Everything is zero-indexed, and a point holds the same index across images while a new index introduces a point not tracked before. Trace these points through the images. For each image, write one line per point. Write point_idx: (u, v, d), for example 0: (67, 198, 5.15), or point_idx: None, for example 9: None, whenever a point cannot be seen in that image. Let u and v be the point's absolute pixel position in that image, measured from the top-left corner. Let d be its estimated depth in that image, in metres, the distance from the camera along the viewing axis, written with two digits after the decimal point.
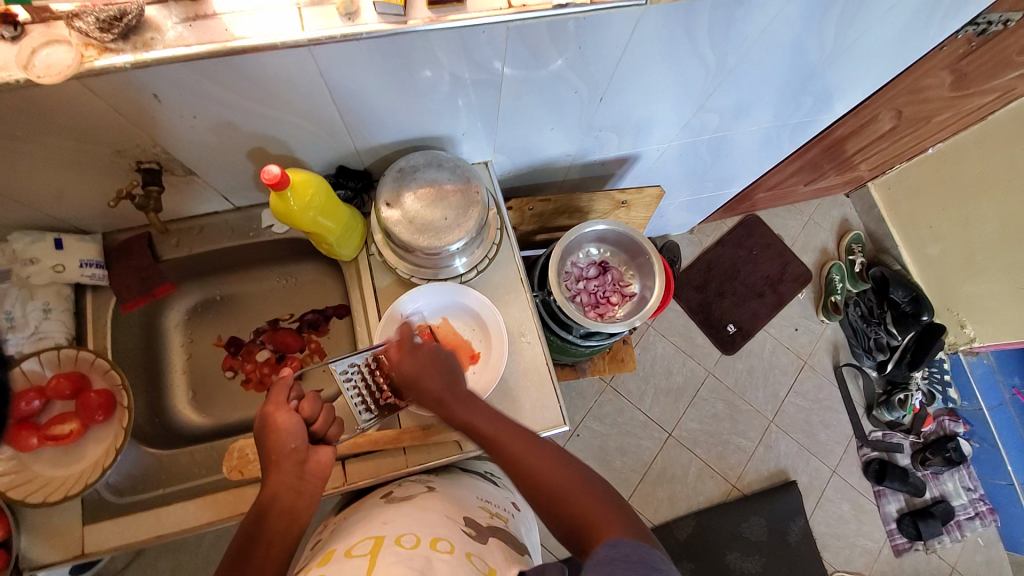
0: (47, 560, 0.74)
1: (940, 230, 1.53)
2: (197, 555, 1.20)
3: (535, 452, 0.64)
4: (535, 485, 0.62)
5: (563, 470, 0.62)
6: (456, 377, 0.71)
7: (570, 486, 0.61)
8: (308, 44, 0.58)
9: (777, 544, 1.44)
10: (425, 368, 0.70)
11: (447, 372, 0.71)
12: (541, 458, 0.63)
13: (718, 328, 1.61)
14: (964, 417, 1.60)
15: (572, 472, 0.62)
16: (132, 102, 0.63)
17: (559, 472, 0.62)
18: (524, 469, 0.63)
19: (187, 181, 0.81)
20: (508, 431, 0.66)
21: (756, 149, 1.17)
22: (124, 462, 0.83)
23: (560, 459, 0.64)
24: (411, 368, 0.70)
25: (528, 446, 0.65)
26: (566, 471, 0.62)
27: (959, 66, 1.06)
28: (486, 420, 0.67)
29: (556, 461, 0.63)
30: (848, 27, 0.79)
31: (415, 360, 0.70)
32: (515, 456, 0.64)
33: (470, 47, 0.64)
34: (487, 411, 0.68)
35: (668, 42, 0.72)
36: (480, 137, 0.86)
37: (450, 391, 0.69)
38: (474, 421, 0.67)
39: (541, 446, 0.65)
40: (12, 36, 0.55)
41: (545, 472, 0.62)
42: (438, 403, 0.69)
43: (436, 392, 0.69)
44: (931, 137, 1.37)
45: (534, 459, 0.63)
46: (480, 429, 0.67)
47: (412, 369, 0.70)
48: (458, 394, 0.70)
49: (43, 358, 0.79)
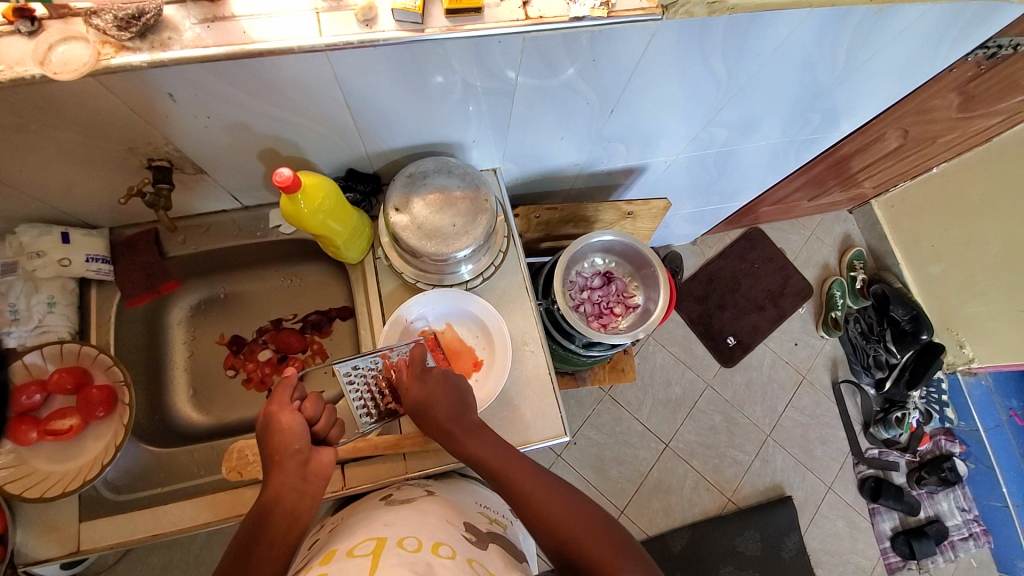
0: (41, 556, 0.74)
1: (941, 249, 1.53)
2: (188, 553, 1.20)
3: (547, 490, 0.64)
4: (546, 521, 0.61)
5: (574, 510, 0.62)
6: (465, 406, 0.71)
7: (580, 524, 0.61)
8: (326, 49, 0.59)
9: (771, 559, 1.44)
10: (435, 394, 0.70)
11: (456, 399, 0.71)
12: (553, 496, 0.63)
13: (717, 341, 1.61)
14: (960, 437, 1.61)
15: (580, 513, 0.62)
16: (148, 101, 0.63)
17: (569, 513, 0.62)
18: (538, 509, 0.62)
19: (196, 179, 0.81)
20: (520, 469, 0.66)
21: (762, 164, 1.17)
22: (122, 460, 0.82)
23: (572, 499, 0.64)
24: (420, 394, 0.70)
25: (541, 488, 0.64)
26: (580, 512, 0.62)
27: (966, 88, 1.06)
28: (499, 457, 0.67)
29: (572, 505, 0.63)
30: (859, 48, 0.80)
31: (423, 388, 0.70)
32: (531, 497, 0.63)
33: (484, 55, 0.65)
34: (496, 447, 0.67)
35: (681, 56, 0.73)
36: (490, 144, 0.86)
37: (456, 422, 0.68)
38: (481, 456, 0.66)
39: (553, 486, 0.65)
40: (29, 31, 0.55)
41: (558, 512, 0.62)
42: (445, 435, 0.68)
43: (440, 420, 0.68)
44: (934, 157, 1.38)
45: (547, 501, 0.63)
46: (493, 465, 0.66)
47: (421, 396, 0.69)
48: (466, 424, 0.69)
49: (45, 351, 0.78)
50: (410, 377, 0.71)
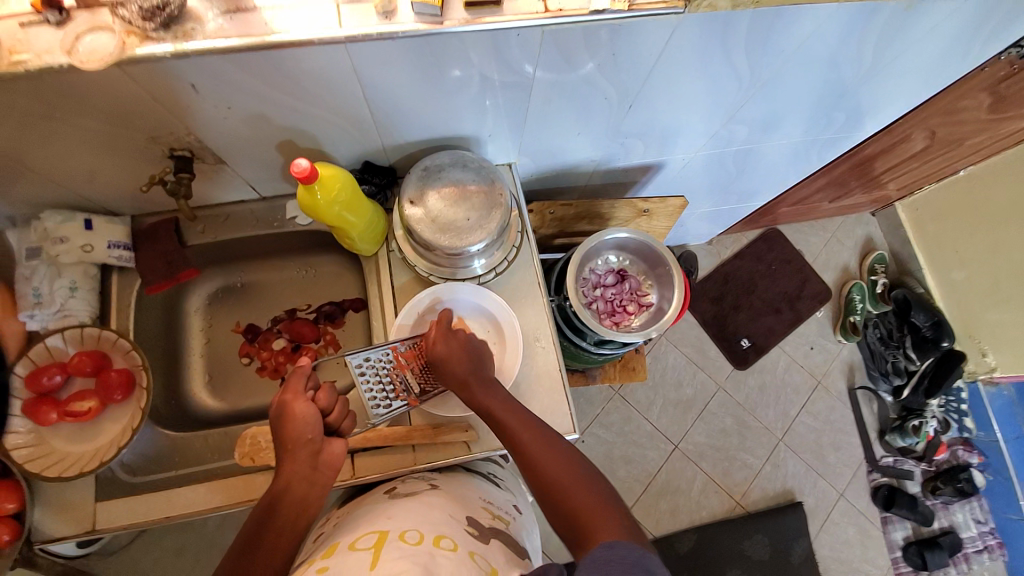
0: (60, 533, 0.76)
1: (966, 254, 1.49)
2: (201, 535, 1.23)
3: (544, 444, 0.64)
4: (541, 479, 0.61)
5: (569, 466, 0.61)
6: (482, 360, 0.73)
7: (573, 482, 0.60)
8: (345, 41, 0.59)
9: (779, 564, 1.42)
10: (454, 353, 0.72)
11: (475, 356, 0.73)
12: (548, 450, 0.63)
13: (731, 342, 1.59)
14: (979, 447, 1.56)
15: (575, 469, 0.61)
16: (171, 91, 0.64)
17: (564, 468, 0.61)
18: (532, 462, 0.62)
19: (216, 169, 0.82)
20: (521, 421, 0.66)
21: (782, 163, 1.15)
22: (139, 443, 0.84)
23: (569, 455, 0.63)
24: (444, 351, 0.72)
25: (536, 436, 0.65)
26: (572, 467, 0.61)
27: (998, 89, 1.03)
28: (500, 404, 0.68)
29: (563, 459, 0.62)
30: (887, 46, 0.78)
31: (448, 344, 0.72)
32: (525, 444, 0.64)
33: (502, 49, 0.64)
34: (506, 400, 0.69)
35: (703, 52, 0.71)
36: (506, 138, 0.86)
37: (473, 372, 0.70)
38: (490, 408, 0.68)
39: (548, 437, 0.65)
40: (57, 20, 0.56)
41: (550, 465, 0.62)
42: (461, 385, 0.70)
43: (458, 373, 0.70)
44: (962, 160, 1.34)
45: (540, 452, 0.63)
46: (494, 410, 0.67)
47: (445, 353, 0.72)
48: (481, 377, 0.71)
49: (66, 335, 0.81)
50: (437, 334, 0.74)
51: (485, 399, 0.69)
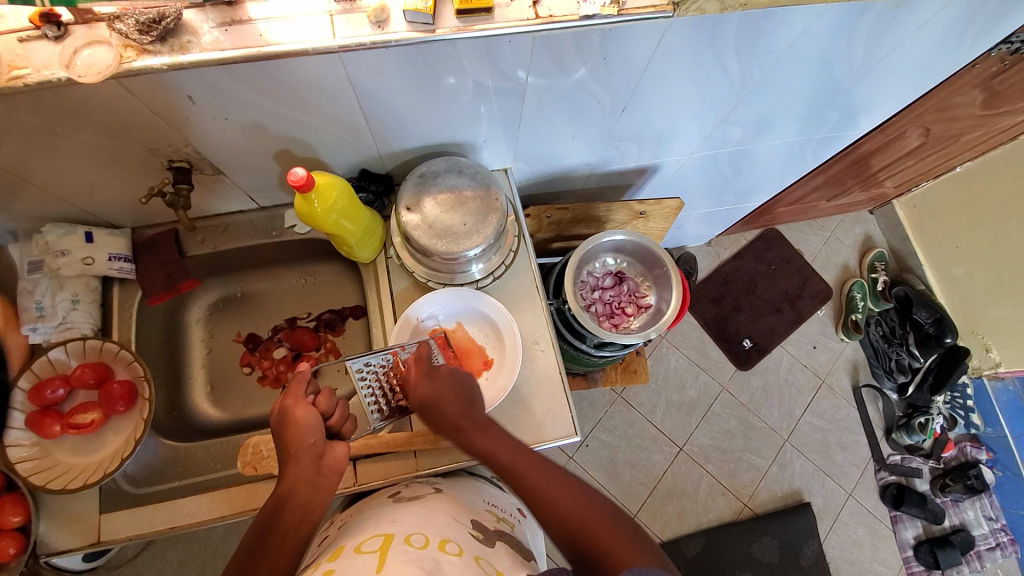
0: (64, 546, 0.76)
1: (966, 250, 1.49)
2: (206, 547, 1.22)
3: (558, 483, 0.63)
4: (563, 520, 0.60)
5: (584, 501, 0.62)
6: (472, 399, 0.72)
7: (592, 515, 0.61)
8: (339, 51, 0.59)
9: (788, 566, 1.41)
10: (443, 391, 0.71)
11: (462, 392, 0.72)
12: (560, 486, 0.63)
13: (733, 343, 1.59)
14: (987, 443, 1.54)
15: (593, 504, 0.62)
16: (168, 103, 0.64)
17: (584, 505, 0.61)
18: (548, 502, 0.62)
19: (215, 180, 0.83)
20: (527, 462, 0.66)
21: (778, 163, 1.15)
22: (141, 454, 0.84)
23: (582, 490, 0.63)
24: (429, 391, 0.71)
25: (548, 476, 0.64)
26: (590, 503, 0.62)
27: (990, 84, 1.03)
28: (506, 449, 0.67)
29: (580, 496, 0.62)
30: (877, 45, 0.78)
31: (431, 385, 0.71)
32: (539, 488, 0.63)
33: (495, 55, 0.65)
34: (507, 443, 0.68)
35: (694, 55, 0.72)
36: (501, 144, 0.87)
37: (466, 417, 0.70)
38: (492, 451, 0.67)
39: (560, 476, 0.65)
40: (55, 35, 0.58)
41: (566, 502, 0.61)
42: (455, 430, 0.69)
43: (449, 417, 0.70)
44: (958, 155, 1.34)
45: (557, 491, 0.62)
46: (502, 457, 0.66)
47: (428, 394, 0.70)
48: (475, 420, 0.70)
49: (69, 347, 0.81)
50: (419, 375, 0.72)
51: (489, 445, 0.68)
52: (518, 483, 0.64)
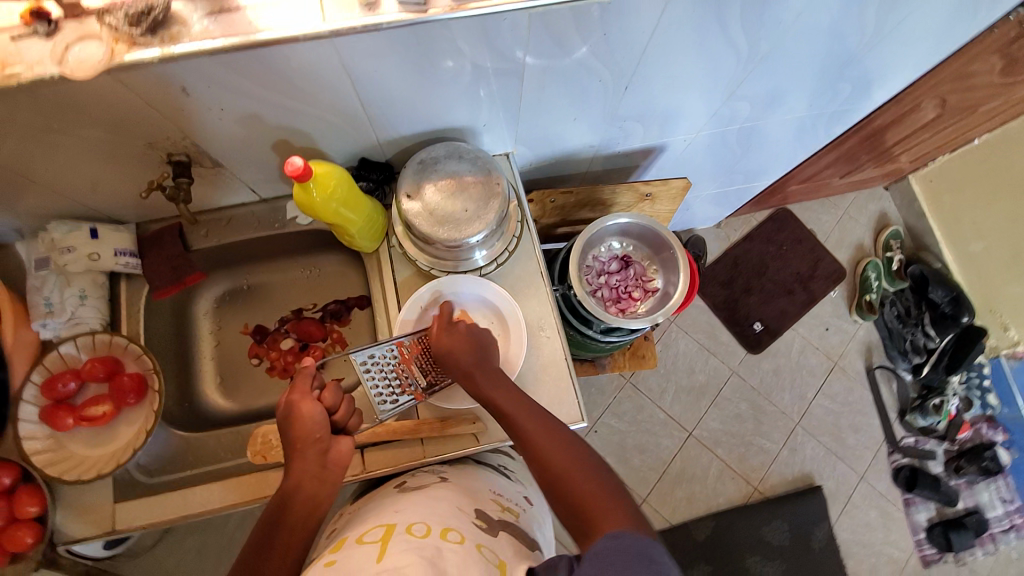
0: (83, 535, 0.78)
1: (985, 226, 1.45)
2: (223, 534, 1.25)
3: (546, 431, 0.63)
4: (548, 468, 0.60)
5: (571, 453, 0.61)
6: (486, 351, 0.72)
7: (575, 468, 0.60)
8: (330, 36, 0.58)
9: (799, 549, 1.40)
10: (457, 345, 0.71)
11: (479, 347, 0.72)
12: (552, 437, 0.63)
13: (743, 326, 1.57)
14: (1004, 424, 1.53)
15: (581, 458, 0.61)
16: (163, 96, 0.64)
17: (568, 456, 0.61)
18: (534, 446, 0.62)
19: (215, 172, 0.83)
20: (524, 410, 0.66)
21: (789, 140, 1.12)
22: (154, 445, 0.86)
23: (572, 441, 0.63)
24: (447, 344, 0.71)
25: (539, 423, 0.65)
26: (575, 455, 0.61)
27: (1011, 50, 0.98)
28: (502, 394, 0.68)
29: (568, 446, 0.62)
30: (890, 11, 0.75)
31: (451, 338, 0.72)
32: (529, 433, 0.64)
33: (491, 35, 0.63)
34: (508, 389, 0.68)
35: (697, 28, 0.70)
36: (502, 127, 0.85)
37: (474, 362, 0.70)
38: (492, 396, 0.68)
39: (552, 424, 0.65)
40: (46, 31, 0.57)
41: (553, 451, 0.61)
42: (464, 376, 0.70)
43: (460, 362, 0.70)
44: (977, 127, 1.29)
45: (544, 439, 0.62)
46: (497, 401, 0.67)
47: (447, 346, 0.71)
48: (486, 368, 0.70)
49: (79, 341, 0.83)
50: (439, 329, 0.73)
51: (488, 387, 0.68)
52: (508, 424, 0.65)
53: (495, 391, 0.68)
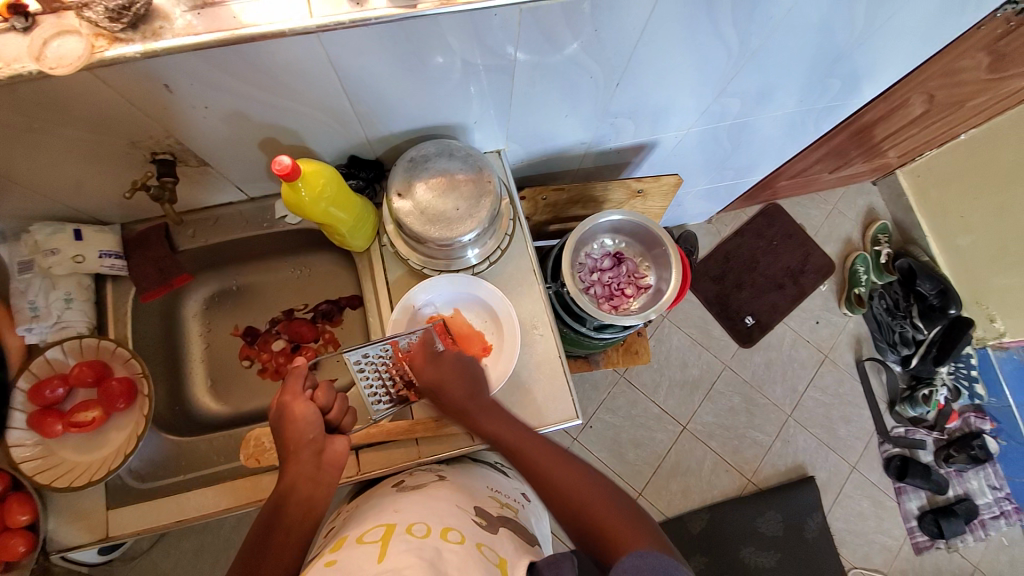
0: (73, 542, 0.77)
1: (971, 220, 1.47)
2: (218, 536, 1.24)
3: (559, 462, 0.65)
4: (566, 500, 0.61)
5: (586, 482, 0.62)
6: (478, 382, 0.73)
7: (593, 495, 0.61)
8: (316, 31, 0.57)
9: (793, 539, 1.42)
10: (447, 375, 0.73)
11: (470, 377, 0.73)
12: (566, 468, 0.64)
13: (735, 321, 1.58)
14: (991, 414, 1.55)
15: (597, 486, 0.62)
16: (146, 93, 0.63)
17: (585, 485, 0.62)
18: (549, 479, 0.63)
19: (201, 172, 0.81)
20: (533, 443, 0.67)
21: (779, 136, 1.12)
22: (145, 449, 0.85)
23: (584, 471, 0.64)
24: (433, 375, 0.72)
25: (551, 456, 0.66)
26: (592, 483, 0.62)
27: (996, 47, 1.00)
28: (508, 429, 0.69)
29: (583, 475, 0.63)
30: (879, 8, 0.75)
31: (436, 369, 0.72)
32: (541, 467, 0.64)
33: (482, 31, 0.63)
34: (514, 425, 0.69)
35: (688, 25, 0.70)
36: (492, 125, 0.84)
37: (472, 399, 0.71)
38: (497, 432, 0.69)
39: (564, 456, 0.66)
40: (24, 27, 0.55)
41: (569, 482, 0.62)
42: (461, 413, 0.71)
43: (456, 398, 0.71)
44: (963, 122, 1.30)
45: (559, 471, 0.63)
46: (503, 437, 0.68)
47: (434, 377, 0.72)
48: (481, 402, 0.72)
49: (65, 346, 0.81)
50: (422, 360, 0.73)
51: (491, 424, 0.69)
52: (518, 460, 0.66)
53: (500, 427, 0.69)
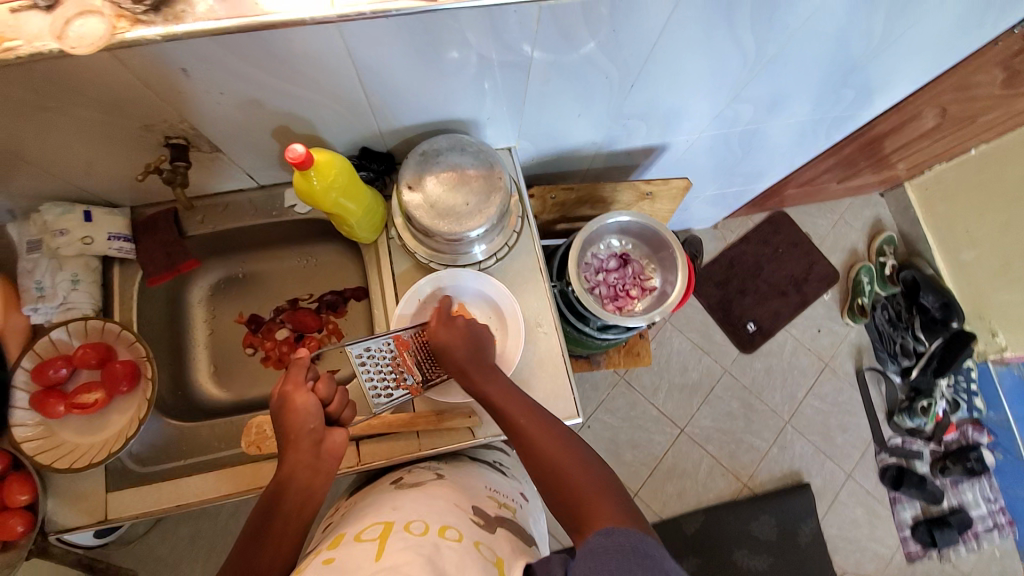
0: (71, 522, 0.77)
1: (976, 235, 1.47)
2: (214, 521, 1.24)
3: (542, 428, 0.64)
4: (542, 465, 0.61)
5: (567, 449, 0.62)
6: (483, 349, 0.72)
7: (571, 465, 0.61)
8: (337, 21, 0.57)
9: (787, 545, 1.43)
10: (455, 339, 0.71)
11: (475, 342, 0.72)
12: (547, 435, 0.63)
13: (737, 327, 1.58)
14: (989, 427, 1.56)
15: (578, 456, 0.62)
16: (162, 76, 0.63)
17: (564, 453, 0.62)
18: (529, 440, 0.63)
19: (212, 158, 0.82)
20: (520, 406, 0.67)
21: (789, 144, 1.12)
22: (146, 433, 0.85)
23: (566, 438, 0.64)
24: (445, 338, 0.71)
25: (533, 420, 0.65)
26: (571, 452, 0.62)
27: (1010, 63, 0.99)
28: (497, 389, 0.68)
29: (564, 443, 0.63)
30: (897, 20, 0.75)
31: (449, 331, 0.72)
32: (522, 428, 0.64)
33: (500, 27, 0.62)
34: (503, 386, 0.69)
35: (705, 29, 0.69)
36: (505, 121, 0.84)
37: (472, 359, 0.70)
38: (486, 391, 0.68)
39: (547, 422, 0.65)
40: (46, 5, 0.55)
41: (550, 447, 0.62)
42: (460, 371, 0.70)
43: (459, 359, 0.70)
44: (974, 137, 1.30)
45: (540, 436, 0.63)
46: (492, 396, 0.68)
47: (445, 339, 0.71)
48: (480, 363, 0.70)
49: (71, 327, 0.81)
50: (438, 322, 0.72)
51: (484, 382, 0.69)
52: (503, 419, 0.66)
53: (491, 387, 0.68)
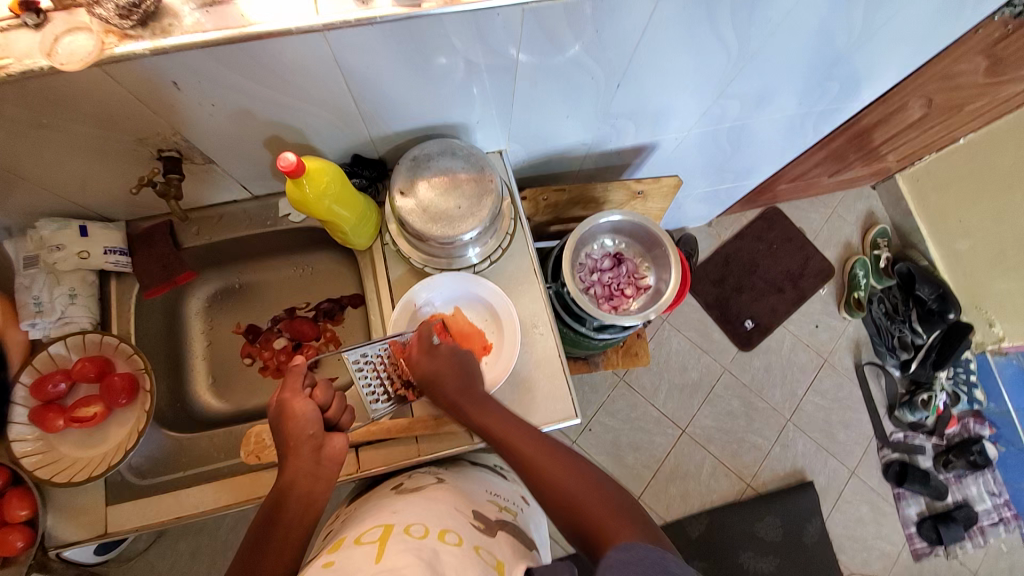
0: (71, 538, 0.77)
1: (968, 224, 1.48)
2: (215, 536, 1.24)
3: (546, 453, 0.64)
4: (552, 492, 0.61)
5: (573, 471, 0.62)
6: (473, 378, 0.74)
7: (579, 486, 0.60)
8: (323, 29, 0.58)
9: (792, 544, 1.42)
10: (443, 368, 0.74)
11: (463, 371, 0.74)
12: (551, 459, 0.63)
13: (735, 324, 1.58)
14: (990, 419, 1.55)
15: (585, 477, 0.61)
16: (153, 89, 0.63)
17: (571, 475, 0.61)
18: (535, 468, 0.63)
19: (206, 170, 0.82)
20: (524, 435, 0.67)
21: (779, 138, 1.13)
22: (145, 445, 0.85)
23: (571, 461, 0.64)
24: (430, 366, 0.73)
25: (537, 446, 0.65)
26: (579, 474, 0.61)
27: (993, 51, 1.01)
28: (498, 421, 0.68)
29: (570, 466, 0.62)
30: (877, 11, 0.76)
31: (433, 360, 0.74)
32: (527, 456, 0.64)
33: (485, 31, 0.63)
34: (504, 417, 0.69)
35: (689, 26, 0.71)
36: (494, 125, 0.85)
37: (463, 391, 0.71)
38: (487, 424, 0.68)
39: (552, 447, 0.65)
40: (35, 23, 0.56)
41: (557, 473, 0.62)
42: (451, 404, 0.71)
43: (449, 392, 0.72)
44: (962, 126, 1.32)
45: (545, 461, 0.63)
46: (494, 430, 0.68)
47: (430, 369, 0.73)
48: (474, 396, 0.71)
49: (68, 342, 0.81)
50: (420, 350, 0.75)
51: (483, 416, 0.69)
52: (507, 452, 0.66)
53: (489, 419, 0.69)
